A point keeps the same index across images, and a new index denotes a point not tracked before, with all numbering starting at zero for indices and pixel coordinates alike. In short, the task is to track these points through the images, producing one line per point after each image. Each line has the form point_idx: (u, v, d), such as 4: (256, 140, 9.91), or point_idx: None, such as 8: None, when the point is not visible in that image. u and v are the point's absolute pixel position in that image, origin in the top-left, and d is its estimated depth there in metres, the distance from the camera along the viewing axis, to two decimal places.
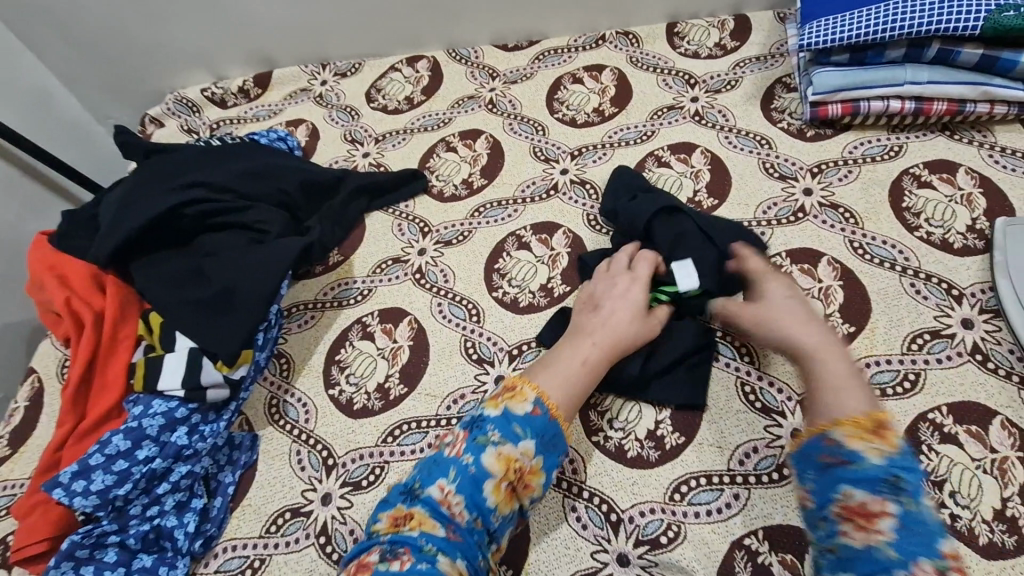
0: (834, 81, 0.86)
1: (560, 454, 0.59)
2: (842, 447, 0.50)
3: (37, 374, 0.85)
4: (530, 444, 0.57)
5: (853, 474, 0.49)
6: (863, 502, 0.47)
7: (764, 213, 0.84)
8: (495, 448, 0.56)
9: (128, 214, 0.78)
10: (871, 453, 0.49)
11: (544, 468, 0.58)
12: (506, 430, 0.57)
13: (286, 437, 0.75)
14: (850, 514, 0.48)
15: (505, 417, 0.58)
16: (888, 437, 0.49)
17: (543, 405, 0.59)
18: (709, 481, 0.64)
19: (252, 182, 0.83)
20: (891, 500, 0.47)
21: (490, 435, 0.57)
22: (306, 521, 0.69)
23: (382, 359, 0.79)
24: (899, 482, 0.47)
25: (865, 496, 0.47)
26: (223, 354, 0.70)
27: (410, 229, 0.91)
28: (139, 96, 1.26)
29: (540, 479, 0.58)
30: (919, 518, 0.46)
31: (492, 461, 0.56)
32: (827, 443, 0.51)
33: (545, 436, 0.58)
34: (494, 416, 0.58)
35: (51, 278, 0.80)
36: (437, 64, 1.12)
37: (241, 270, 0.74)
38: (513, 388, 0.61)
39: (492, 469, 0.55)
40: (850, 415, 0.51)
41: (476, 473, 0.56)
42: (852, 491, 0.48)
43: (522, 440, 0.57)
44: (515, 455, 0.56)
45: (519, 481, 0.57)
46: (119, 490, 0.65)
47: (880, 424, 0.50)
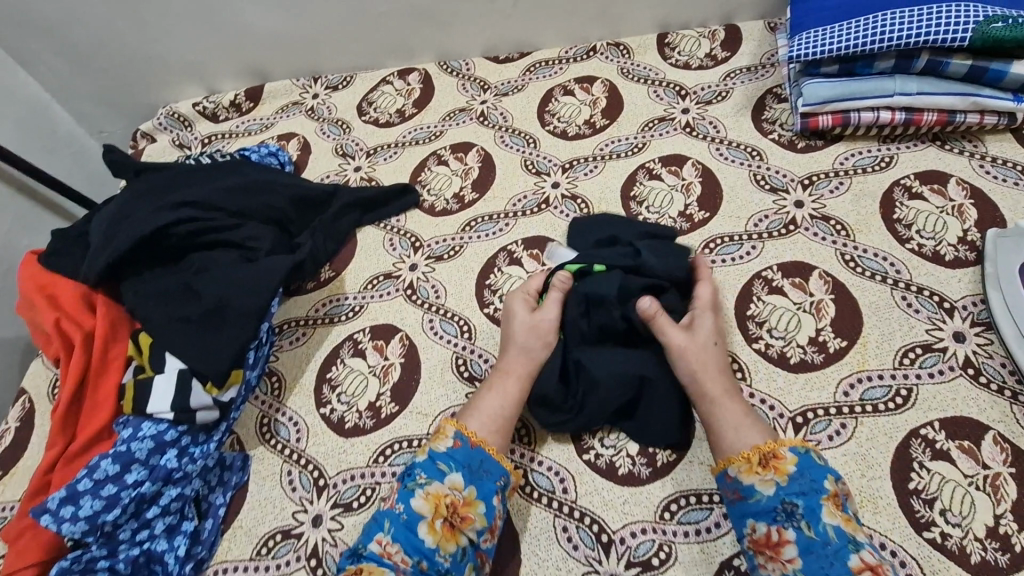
0: (823, 93, 0.86)
1: (495, 479, 0.62)
2: (737, 483, 0.58)
3: (28, 395, 0.84)
4: (456, 476, 0.60)
5: (751, 507, 0.57)
6: (766, 533, 0.55)
7: (755, 225, 0.84)
8: (422, 490, 0.59)
9: (117, 233, 0.77)
10: (763, 485, 0.57)
11: (480, 497, 0.60)
12: (430, 470, 0.61)
13: (277, 457, 0.74)
14: (759, 546, 0.55)
15: (429, 458, 0.62)
16: (777, 467, 0.57)
17: (463, 436, 0.63)
18: (699, 500, 0.64)
19: (242, 198, 0.82)
20: (788, 526, 0.54)
21: (417, 479, 0.60)
22: (296, 543, 0.68)
23: (373, 377, 0.79)
24: (792, 507, 0.55)
25: (767, 526, 0.55)
26: (212, 374, 0.70)
27: (401, 244, 0.91)
28: (132, 110, 1.26)
29: (478, 509, 0.60)
30: (819, 539, 0.53)
31: (421, 503, 0.59)
32: (727, 481, 0.59)
33: (469, 466, 0.61)
34: (420, 461, 0.62)
35: (40, 298, 0.79)
36: (429, 77, 1.12)
37: (230, 289, 0.73)
38: (437, 431, 0.65)
39: (423, 510, 0.58)
40: (740, 453, 0.59)
41: (409, 518, 0.58)
42: (755, 524, 0.56)
43: (447, 475, 0.61)
44: (444, 491, 0.59)
45: (455, 516, 0.59)
46: (107, 516, 0.65)
47: (769, 456, 0.58)
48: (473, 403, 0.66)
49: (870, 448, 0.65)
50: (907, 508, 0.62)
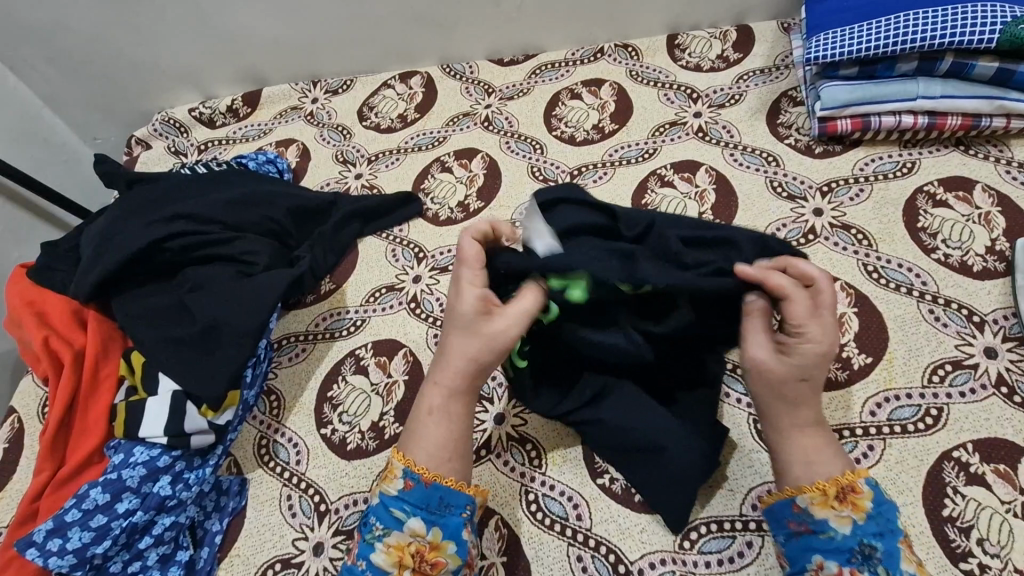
0: (842, 96, 0.82)
1: (459, 511, 0.56)
2: (808, 516, 0.53)
3: (17, 415, 0.81)
4: (415, 523, 0.54)
5: (821, 542, 0.52)
6: (836, 572, 0.51)
7: (773, 234, 0.80)
8: (382, 543, 0.54)
9: (108, 248, 0.74)
10: (838, 522, 0.52)
11: (447, 535, 0.55)
12: (385, 519, 0.55)
13: (277, 481, 0.71)
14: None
15: (381, 505, 0.56)
16: (855, 505, 0.52)
17: (412, 475, 0.55)
18: (720, 528, 0.61)
19: (238, 209, 0.79)
20: (864, 570, 0.50)
21: (375, 529, 0.55)
22: (296, 573, 0.65)
23: (376, 396, 0.75)
24: (870, 550, 0.50)
25: (838, 566, 0.51)
26: (207, 398, 0.67)
27: (404, 255, 0.88)
28: (125, 115, 1.22)
29: (448, 548, 0.55)
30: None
31: (383, 558, 0.54)
32: (794, 511, 0.54)
33: (428, 504, 0.55)
34: (374, 507, 0.56)
35: (29, 315, 0.76)
36: (431, 80, 1.09)
37: (227, 306, 0.70)
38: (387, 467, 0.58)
39: (385, 566, 0.54)
40: (814, 483, 0.53)
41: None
42: (824, 562, 0.52)
43: (406, 522, 0.55)
44: (404, 540, 0.54)
45: (423, 563, 0.54)
46: (97, 548, 0.63)
47: (847, 489, 0.52)
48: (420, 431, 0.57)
49: (900, 471, 0.62)
50: (940, 537, 0.59)
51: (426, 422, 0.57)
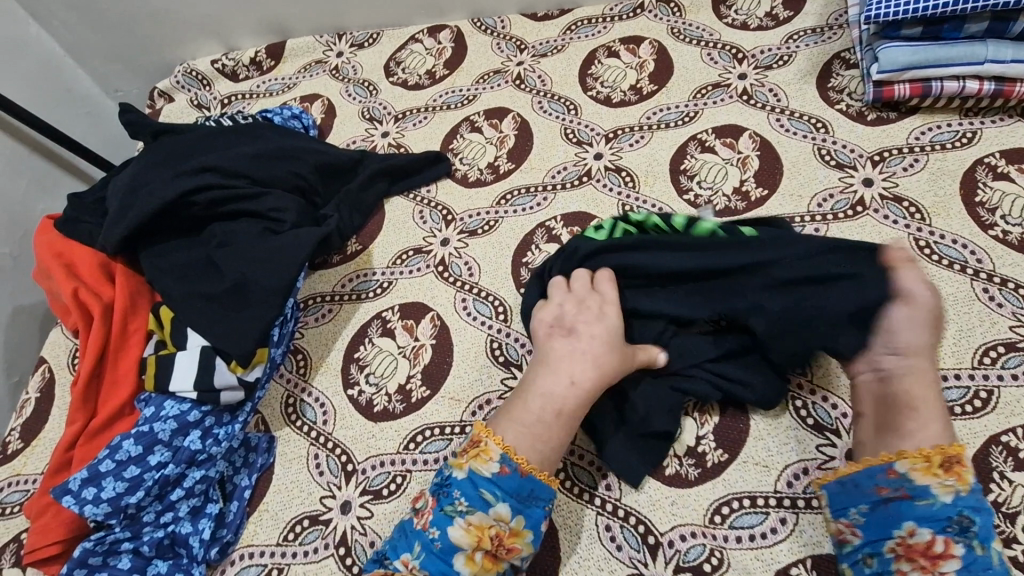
0: (902, 59, 0.77)
1: (545, 505, 0.55)
2: (908, 481, 0.51)
3: (47, 365, 0.82)
4: (502, 508, 0.54)
5: (918, 509, 0.50)
6: (928, 540, 0.49)
7: (819, 205, 0.77)
8: (463, 519, 0.53)
9: (135, 200, 0.73)
10: (940, 489, 0.50)
11: (528, 526, 0.54)
12: (472, 497, 0.54)
13: (303, 440, 0.71)
14: (909, 552, 0.50)
15: (470, 482, 0.55)
16: (958, 473, 0.51)
17: (511, 462, 0.55)
18: (753, 504, 0.60)
19: (264, 164, 0.77)
20: (957, 540, 0.49)
21: (458, 504, 0.54)
22: (324, 530, 0.65)
23: (403, 359, 0.74)
24: (968, 522, 0.49)
25: (931, 534, 0.50)
26: (237, 354, 0.66)
27: (432, 217, 0.86)
28: (148, 67, 1.20)
29: (526, 538, 0.54)
30: (984, 559, 0.48)
31: (461, 534, 0.53)
32: (890, 475, 0.52)
33: (519, 493, 0.54)
34: (460, 479, 0.55)
35: (57, 266, 0.76)
36: (461, 34, 1.04)
37: (255, 262, 0.69)
38: (478, 445, 0.57)
39: (462, 542, 0.53)
40: (918, 449, 0.52)
41: (443, 547, 0.53)
42: (916, 528, 0.50)
43: (492, 505, 0.54)
44: (486, 523, 0.53)
45: (500, 547, 0.53)
46: (131, 498, 0.64)
47: (954, 460, 0.51)
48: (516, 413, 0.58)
49: None
50: None
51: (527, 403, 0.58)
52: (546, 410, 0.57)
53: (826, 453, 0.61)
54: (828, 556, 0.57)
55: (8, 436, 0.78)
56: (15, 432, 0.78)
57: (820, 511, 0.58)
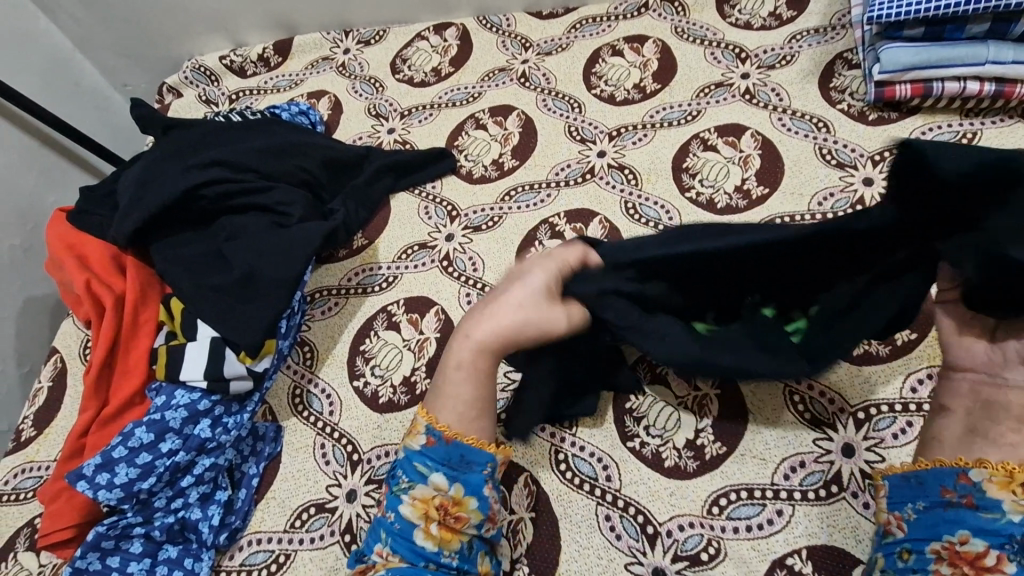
0: (904, 59, 0.78)
1: (481, 469, 0.53)
2: (978, 488, 0.43)
3: (60, 355, 0.84)
4: (437, 477, 0.52)
5: (980, 519, 0.42)
6: (977, 551, 0.41)
7: (819, 204, 0.78)
8: (408, 496, 0.53)
9: (147, 193, 0.74)
10: (1015, 507, 0.41)
11: (469, 492, 0.52)
12: (409, 472, 0.53)
13: (310, 430, 0.73)
14: (954, 559, 0.42)
15: (405, 460, 0.54)
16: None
17: (434, 431, 0.53)
18: (750, 495, 0.61)
19: (272, 159, 0.79)
20: (1013, 560, 0.40)
21: (401, 483, 0.53)
22: (330, 518, 0.67)
23: (408, 351, 0.76)
24: None
25: (987, 547, 0.41)
26: (246, 345, 0.67)
27: (437, 212, 0.87)
28: (156, 62, 1.21)
29: (471, 503, 0.52)
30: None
31: (410, 510, 0.52)
32: (959, 478, 0.44)
33: (450, 459, 0.52)
34: (399, 460, 0.54)
35: (70, 258, 0.77)
36: (466, 32, 1.05)
37: (265, 255, 0.71)
38: (410, 424, 0.56)
39: (413, 518, 0.52)
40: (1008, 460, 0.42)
41: (401, 528, 0.52)
42: (969, 537, 0.42)
43: (428, 476, 0.53)
44: (429, 494, 0.52)
45: (448, 517, 0.52)
46: (142, 484, 0.65)
47: None
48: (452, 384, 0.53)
49: None
50: None
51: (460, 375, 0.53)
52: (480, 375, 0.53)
53: (823, 446, 0.62)
54: (823, 547, 0.58)
55: (21, 424, 0.80)
56: (28, 420, 0.80)
57: (816, 502, 0.59)
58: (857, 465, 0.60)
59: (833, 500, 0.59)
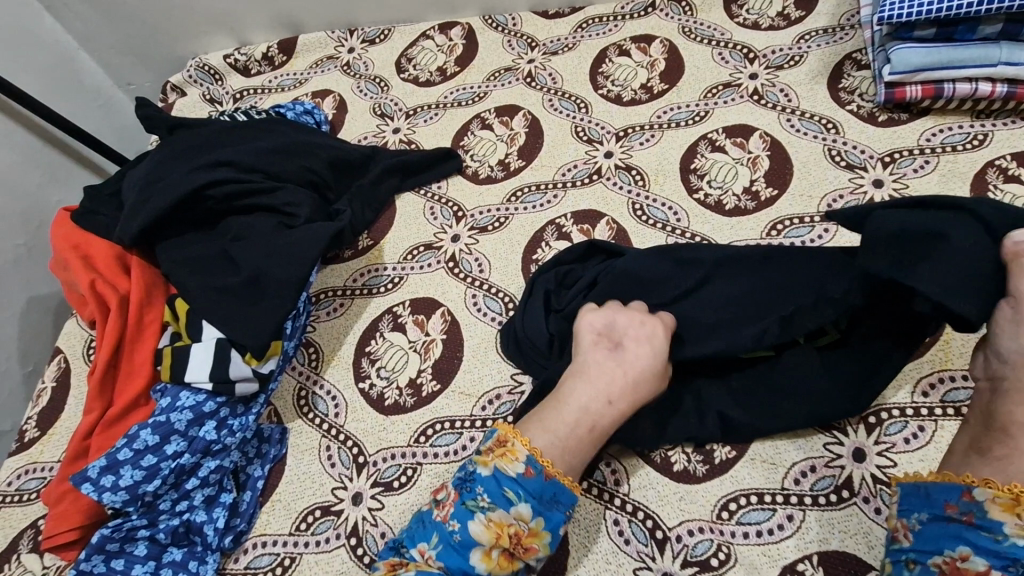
0: (915, 60, 0.77)
1: (566, 510, 0.52)
2: (979, 507, 0.44)
3: (63, 355, 0.83)
4: (523, 508, 0.51)
5: (980, 538, 0.43)
6: (978, 568, 0.42)
7: (828, 206, 0.77)
8: (484, 515, 0.51)
9: (152, 194, 0.74)
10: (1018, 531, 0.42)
11: (547, 528, 0.52)
12: (494, 493, 0.51)
13: (315, 432, 0.72)
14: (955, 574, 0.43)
15: (493, 479, 0.52)
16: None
17: (536, 464, 0.52)
18: (760, 500, 0.60)
19: (278, 159, 0.78)
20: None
21: (479, 499, 0.52)
22: (336, 521, 0.66)
23: (414, 353, 0.75)
24: None
25: (987, 566, 0.42)
26: (252, 347, 0.67)
27: (442, 213, 0.86)
28: (160, 61, 1.21)
29: (544, 540, 0.52)
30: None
31: (481, 529, 0.51)
32: (965, 496, 0.45)
33: (542, 496, 0.51)
34: (483, 476, 0.52)
35: (75, 258, 0.77)
36: (472, 31, 1.04)
37: (271, 256, 0.70)
38: (502, 443, 0.54)
39: (481, 538, 0.50)
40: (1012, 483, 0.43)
41: (462, 540, 0.51)
42: (970, 554, 0.43)
43: (514, 504, 0.51)
44: (506, 521, 0.51)
45: (517, 547, 0.51)
46: (147, 486, 0.65)
47: None
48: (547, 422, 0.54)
49: None
50: None
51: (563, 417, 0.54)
52: (579, 424, 0.54)
53: (834, 451, 0.61)
54: (834, 552, 0.57)
55: (25, 424, 0.80)
56: (32, 420, 0.79)
57: (826, 507, 0.59)
58: (868, 470, 0.60)
59: (843, 505, 0.59)
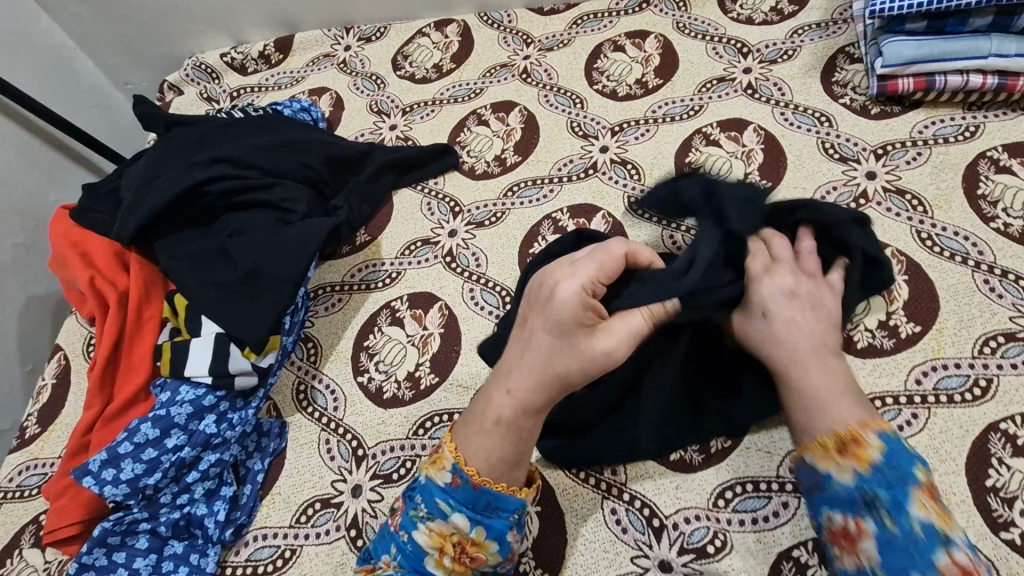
0: (907, 53, 0.78)
1: (509, 515, 0.53)
2: (814, 471, 0.52)
3: (63, 352, 0.84)
4: (459, 518, 0.52)
5: (829, 496, 0.51)
6: (844, 523, 0.50)
7: (822, 198, 0.78)
8: (425, 525, 0.52)
9: (149, 190, 0.74)
10: (841, 473, 0.50)
11: (491, 536, 0.52)
12: (431, 505, 0.53)
13: (315, 425, 0.73)
14: (835, 537, 0.50)
15: (428, 491, 0.53)
16: (860, 455, 0.50)
17: (462, 473, 0.52)
18: (756, 488, 0.61)
19: (276, 156, 0.79)
20: (868, 519, 0.48)
21: (419, 510, 0.53)
22: (335, 513, 0.67)
23: (411, 347, 0.76)
24: (874, 498, 0.48)
25: (843, 516, 0.50)
26: (250, 341, 0.67)
27: (439, 209, 0.87)
28: (157, 61, 1.21)
29: (491, 547, 0.53)
30: (900, 532, 0.47)
31: (425, 539, 0.52)
32: (803, 469, 0.53)
33: (475, 504, 0.52)
34: (420, 488, 0.54)
35: (74, 255, 0.77)
36: (468, 28, 1.05)
37: (268, 251, 0.71)
38: (436, 454, 0.55)
39: (427, 547, 0.52)
40: (825, 436, 0.52)
41: (413, 550, 0.53)
42: (832, 514, 0.51)
43: (450, 514, 0.52)
44: (447, 531, 0.52)
45: (463, 555, 0.52)
46: (149, 479, 0.65)
47: (849, 442, 0.51)
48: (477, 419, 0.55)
49: (944, 442, 0.61)
50: (982, 506, 0.58)
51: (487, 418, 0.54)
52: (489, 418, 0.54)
53: None
54: None
55: (25, 421, 0.80)
56: (32, 417, 0.80)
57: None
58: None
59: None
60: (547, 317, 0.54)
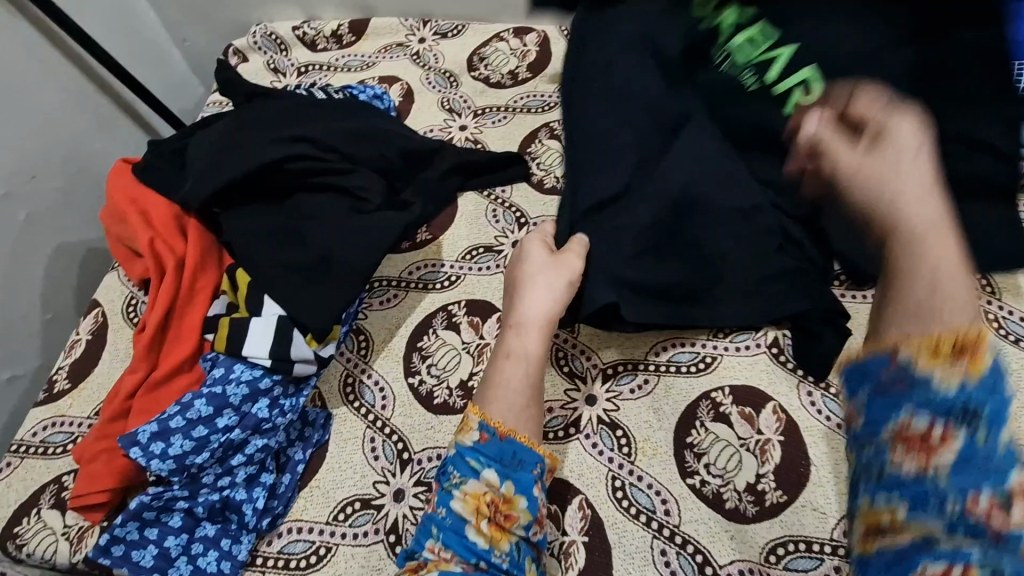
0: None
1: (532, 469, 0.58)
2: (909, 374, 0.43)
3: (101, 309, 0.81)
4: (489, 473, 0.57)
5: (919, 401, 0.43)
6: (924, 427, 0.42)
7: None
8: (459, 491, 0.57)
9: (225, 158, 0.72)
10: (939, 395, 0.43)
11: (519, 490, 0.57)
12: (462, 468, 0.58)
13: (359, 421, 0.71)
14: (906, 441, 0.43)
15: (458, 455, 0.58)
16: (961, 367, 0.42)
17: (488, 428, 0.59)
18: (809, 548, 0.60)
19: (357, 141, 0.77)
20: (957, 426, 0.42)
21: (452, 478, 0.58)
22: (375, 515, 0.65)
23: (466, 355, 0.74)
24: (980, 426, 0.41)
25: (933, 422, 0.42)
26: (314, 327, 0.66)
27: (504, 217, 0.86)
28: (220, 21, 1.18)
29: (520, 503, 0.56)
30: (989, 449, 0.41)
31: (461, 505, 0.56)
32: (885, 380, 0.45)
33: (503, 457, 0.58)
34: (450, 457, 0.59)
35: (133, 211, 0.75)
36: (547, 40, 1.04)
37: (342, 238, 0.69)
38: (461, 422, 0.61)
39: (465, 513, 0.56)
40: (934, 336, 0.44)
41: (453, 523, 0.56)
42: (915, 416, 0.43)
43: (481, 472, 0.57)
44: (481, 490, 0.56)
45: (498, 513, 0.56)
46: (196, 458, 0.64)
47: (968, 346, 0.42)
48: (494, 378, 0.62)
49: None
50: None
51: (501, 365, 0.63)
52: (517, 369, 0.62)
53: None
54: None
55: (55, 374, 0.77)
56: (63, 371, 0.77)
57: None
58: None
59: None
60: (527, 273, 0.67)
